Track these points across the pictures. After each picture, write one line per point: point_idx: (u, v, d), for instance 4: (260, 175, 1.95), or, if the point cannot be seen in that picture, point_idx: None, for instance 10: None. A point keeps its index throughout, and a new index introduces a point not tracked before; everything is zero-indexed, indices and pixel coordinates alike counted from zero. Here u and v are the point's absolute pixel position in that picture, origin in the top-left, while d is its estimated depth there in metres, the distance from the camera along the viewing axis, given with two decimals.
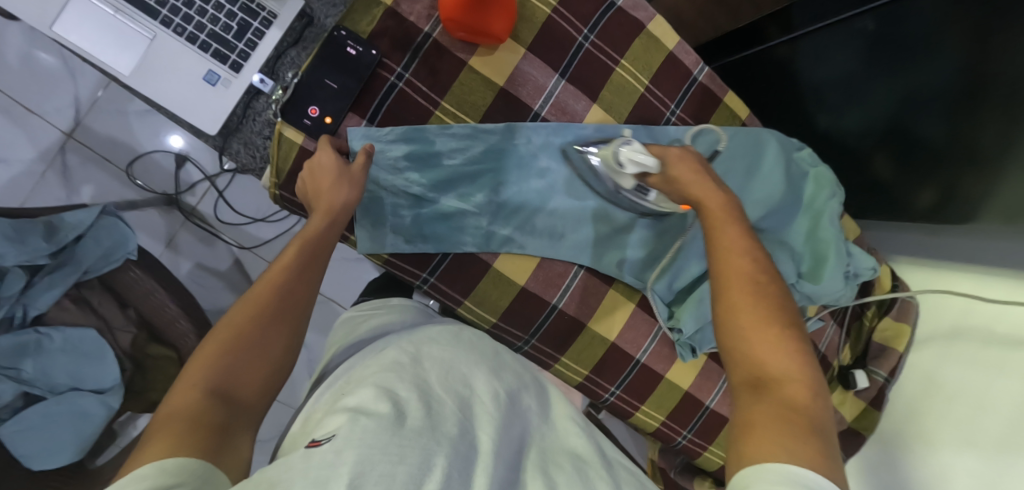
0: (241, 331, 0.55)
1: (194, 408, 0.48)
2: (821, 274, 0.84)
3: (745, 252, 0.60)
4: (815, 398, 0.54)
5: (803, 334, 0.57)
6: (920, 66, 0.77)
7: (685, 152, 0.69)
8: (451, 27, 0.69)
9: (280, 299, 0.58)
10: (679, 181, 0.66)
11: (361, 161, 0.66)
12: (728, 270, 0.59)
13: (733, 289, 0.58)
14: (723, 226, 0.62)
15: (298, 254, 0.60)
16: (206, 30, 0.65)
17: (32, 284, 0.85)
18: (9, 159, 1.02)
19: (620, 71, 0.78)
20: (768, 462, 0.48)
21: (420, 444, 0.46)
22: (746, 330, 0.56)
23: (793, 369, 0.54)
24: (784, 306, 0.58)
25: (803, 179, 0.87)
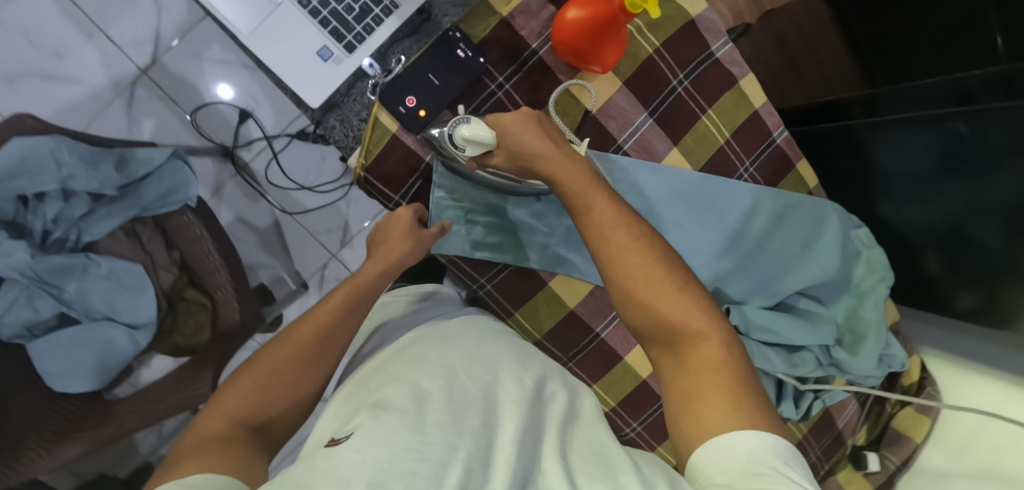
0: (278, 369, 0.58)
1: (221, 437, 0.52)
2: (858, 350, 0.84)
3: (618, 216, 0.59)
4: (725, 345, 0.55)
5: (694, 281, 0.58)
6: (991, 177, 0.80)
7: (523, 113, 0.62)
8: (560, 49, 0.70)
9: (318, 341, 0.61)
10: (530, 152, 0.60)
11: (434, 232, 0.69)
12: (610, 246, 0.58)
13: (625, 260, 0.57)
14: (591, 194, 0.59)
15: (346, 300, 0.63)
16: (330, 8, 0.68)
17: (92, 212, 0.84)
18: (81, 79, 1.03)
19: (705, 120, 0.80)
20: (722, 433, 0.50)
21: (443, 438, 0.48)
22: (647, 303, 0.57)
23: (699, 325, 0.56)
24: (665, 258, 0.58)
25: (856, 258, 0.89)
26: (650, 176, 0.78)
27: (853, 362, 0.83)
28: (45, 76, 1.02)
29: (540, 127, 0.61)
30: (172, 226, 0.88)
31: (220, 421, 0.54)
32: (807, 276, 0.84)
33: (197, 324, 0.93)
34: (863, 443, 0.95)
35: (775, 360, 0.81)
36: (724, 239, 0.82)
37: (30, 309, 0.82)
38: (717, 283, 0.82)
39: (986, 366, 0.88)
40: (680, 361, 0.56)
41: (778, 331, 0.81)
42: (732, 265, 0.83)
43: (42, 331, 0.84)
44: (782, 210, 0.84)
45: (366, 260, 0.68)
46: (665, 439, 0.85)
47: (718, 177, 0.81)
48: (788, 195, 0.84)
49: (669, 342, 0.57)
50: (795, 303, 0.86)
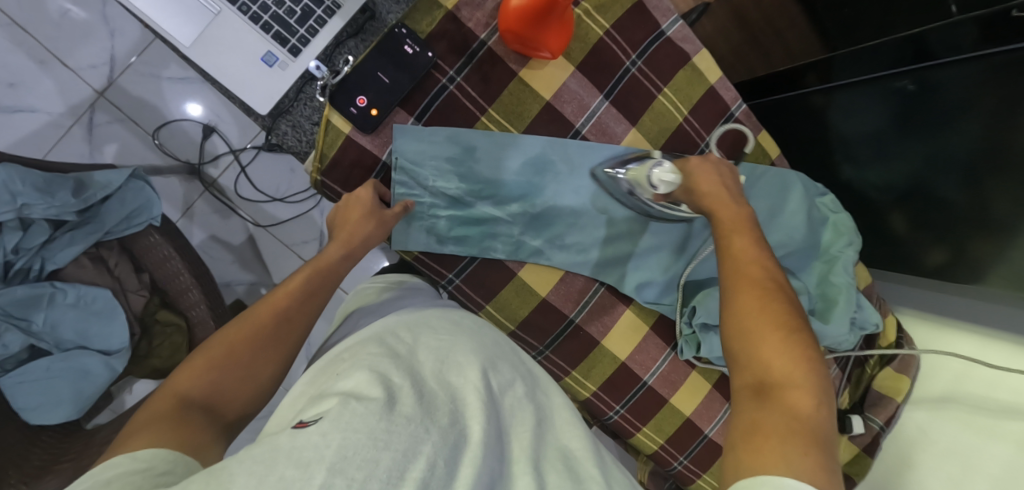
0: (234, 350, 0.59)
1: (173, 412, 0.53)
2: (831, 315, 0.86)
3: (759, 261, 0.64)
4: (816, 405, 0.55)
5: (816, 344, 0.59)
6: (948, 131, 0.81)
7: (707, 160, 0.71)
8: (507, 38, 0.71)
9: (278, 322, 0.62)
10: (697, 190, 0.70)
11: (397, 210, 0.69)
12: (739, 275, 0.63)
13: (745, 292, 0.62)
14: (735, 233, 0.65)
15: (306, 281, 0.65)
16: (270, 12, 0.67)
17: (53, 240, 0.83)
18: (38, 108, 1.00)
19: (662, 99, 0.80)
20: (773, 474, 0.50)
21: (409, 430, 0.48)
22: (753, 337, 0.59)
23: (800, 375, 0.57)
24: (796, 314, 0.60)
25: (823, 224, 0.90)
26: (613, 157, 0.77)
27: (826, 328, 0.85)
28: None
29: (727, 187, 0.69)
30: (139, 249, 0.86)
31: (171, 397, 0.54)
32: (778, 241, 0.87)
33: (173, 346, 0.91)
34: (847, 405, 0.96)
35: None
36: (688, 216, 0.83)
37: None
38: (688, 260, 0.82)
39: (961, 320, 0.87)
40: (762, 397, 0.56)
41: None
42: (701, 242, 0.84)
43: (12, 366, 0.82)
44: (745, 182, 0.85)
45: (327, 242, 0.68)
46: (649, 419, 0.85)
47: (680, 153, 0.81)
48: (751, 168, 0.85)
49: (758, 374, 0.58)
50: None
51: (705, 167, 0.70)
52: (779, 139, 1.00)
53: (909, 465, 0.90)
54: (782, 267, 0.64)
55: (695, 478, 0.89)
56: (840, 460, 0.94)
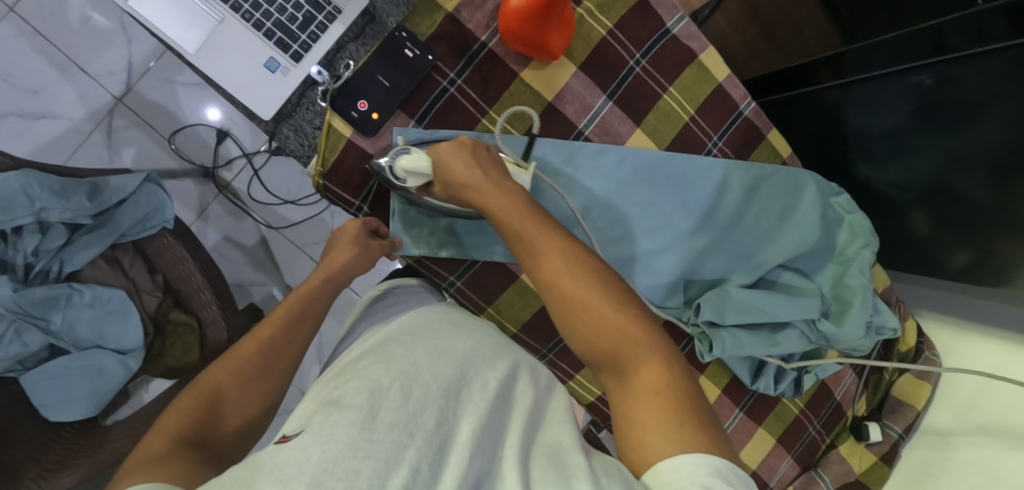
0: (221, 385, 0.61)
1: (166, 448, 0.54)
2: (845, 319, 0.84)
3: (552, 241, 0.59)
4: (668, 370, 0.55)
5: (621, 300, 0.58)
6: (969, 128, 0.78)
7: (472, 142, 0.66)
8: (508, 39, 0.70)
9: (262, 354, 0.65)
10: (455, 178, 0.64)
11: (383, 243, 0.73)
12: (548, 277, 0.58)
13: (566, 285, 0.58)
14: (514, 218, 0.61)
15: (288, 314, 0.69)
16: (273, 19, 0.67)
17: (71, 242, 0.85)
18: (59, 114, 1.03)
19: (667, 98, 0.78)
20: (663, 459, 0.49)
21: (392, 436, 0.47)
22: (597, 329, 0.56)
23: (642, 350, 0.56)
24: (601, 282, 0.58)
25: (838, 224, 0.87)
26: (616, 159, 0.77)
27: (839, 331, 0.83)
28: (22, 113, 1.02)
29: (475, 152, 0.65)
30: (152, 251, 0.88)
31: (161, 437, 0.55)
32: (789, 245, 0.84)
33: (184, 346, 0.93)
34: (864, 412, 0.95)
35: (755, 343, 0.83)
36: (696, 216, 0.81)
37: (19, 342, 0.82)
38: (693, 264, 0.82)
39: (984, 324, 0.86)
40: (624, 387, 0.55)
41: (763, 311, 0.82)
42: (706, 245, 0.82)
43: (33, 364, 0.85)
44: (756, 181, 0.83)
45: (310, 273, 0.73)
46: None
47: (685, 154, 0.80)
48: (760, 167, 0.83)
49: (614, 365, 0.56)
50: (777, 278, 0.86)
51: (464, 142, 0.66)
52: (789, 136, 0.98)
53: (930, 477, 0.86)
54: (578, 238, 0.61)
55: None
56: (856, 469, 0.92)
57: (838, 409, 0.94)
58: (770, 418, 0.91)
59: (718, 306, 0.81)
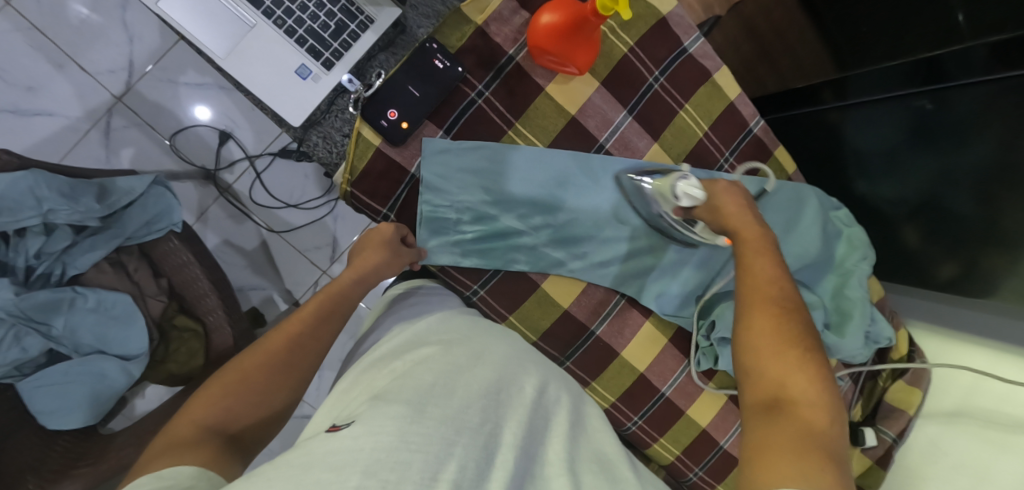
0: (248, 376, 0.60)
1: (192, 436, 0.55)
2: (845, 329, 0.88)
3: (774, 279, 0.64)
4: (831, 423, 0.56)
5: (821, 351, 0.61)
6: (960, 149, 0.83)
7: (733, 186, 0.72)
8: (536, 53, 0.71)
9: (290, 348, 0.63)
10: (722, 211, 0.70)
11: (411, 252, 0.72)
12: (754, 297, 0.64)
13: (761, 313, 0.62)
14: (755, 254, 0.66)
15: (318, 309, 0.66)
16: (305, 26, 0.68)
17: (75, 245, 0.82)
18: (54, 112, 1.00)
19: (683, 114, 0.81)
20: (785, 483, 0.50)
21: (440, 433, 0.49)
22: (769, 356, 0.60)
23: (811, 395, 0.57)
24: (807, 334, 0.61)
25: (837, 238, 0.92)
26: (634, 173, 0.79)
27: (841, 342, 0.87)
28: (15, 109, 0.99)
29: (746, 202, 0.71)
30: (158, 254, 0.86)
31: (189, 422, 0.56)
32: (793, 257, 0.88)
33: (189, 351, 0.90)
34: (859, 418, 0.98)
35: None
36: None
37: (18, 347, 0.80)
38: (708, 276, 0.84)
39: (976, 335, 0.87)
40: (776, 417, 0.56)
41: None
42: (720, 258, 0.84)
43: (31, 370, 0.82)
44: (763, 196, 0.86)
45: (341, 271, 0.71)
46: (666, 430, 0.86)
47: (701, 168, 0.82)
48: (768, 182, 0.86)
49: (771, 398, 0.58)
50: None
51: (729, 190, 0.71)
52: (792, 150, 1.02)
53: (920, 479, 0.91)
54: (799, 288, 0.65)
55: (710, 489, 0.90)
56: (853, 472, 0.95)
57: None
58: None
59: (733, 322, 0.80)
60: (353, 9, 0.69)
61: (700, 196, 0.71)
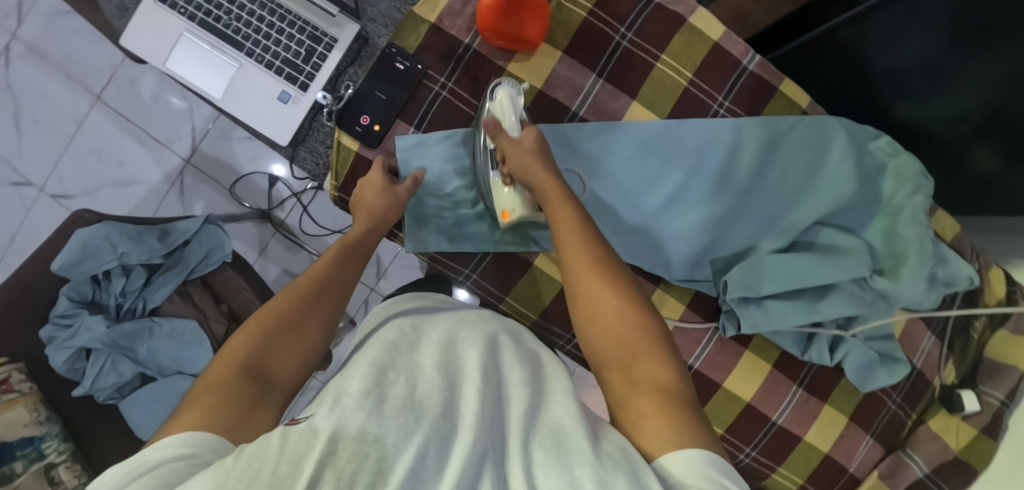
0: (282, 312, 0.60)
1: (228, 379, 0.53)
2: (901, 273, 0.76)
3: (581, 246, 0.61)
4: (669, 369, 0.55)
5: (639, 296, 0.59)
6: (1010, 45, 0.68)
7: (536, 134, 0.69)
8: (490, 37, 0.74)
9: (317, 290, 0.63)
10: (523, 172, 0.66)
11: (407, 184, 0.72)
12: (575, 270, 0.60)
13: (585, 271, 0.59)
14: (558, 209, 0.64)
15: (338, 258, 0.67)
16: (281, 57, 0.74)
17: (151, 281, 0.97)
18: (142, 179, 1.20)
19: (661, 66, 0.78)
20: (665, 455, 0.47)
21: (401, 421, 0.42)
22: (600, 314, 0.57)
23: (648, 350, 0.55)
24: (629, 282, 0.60)
25: (882, 172, 0.80)
26: (618, 135, 0.77)
27: (894, 288, 0.75)
28: (113, 183, 1.20)
29: (542, 149, 0.68)
30: (217, 284, 0.98)
31: (225, 362, 0.54)
32: (826, 199, 0.79)
33: None
34: (954, 382, 0.83)
35: (793, 313, 0.77)
36: (710, 182, 0.79)
37: (115, 372, 0.94)
38: (716, 228, 0.79)
39: None
40: (631, 396, 0.53)
41: (802, 276, 0.76)
42: (727, 209, 0.79)
43: (129, 392, 0.96)
44: (776, 135, 0.78)
45: (353, 220, 0.72)
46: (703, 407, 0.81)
47: (688, 120, 0.78)
48: (776, 120, 0.78)
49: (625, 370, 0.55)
50: (815, 238, 0.80)
51: (528, 133, 0.68)
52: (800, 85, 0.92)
53: None
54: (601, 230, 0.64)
55: (769, 473, 0.83)
56: (953, 445, 0.81)
57: (921, 379, 0.84)
58: (835, 394, 0.82)
59: (748, 279, 0.77)
60: (319, 33, 0.74)
61: (513, 118, 0.69)
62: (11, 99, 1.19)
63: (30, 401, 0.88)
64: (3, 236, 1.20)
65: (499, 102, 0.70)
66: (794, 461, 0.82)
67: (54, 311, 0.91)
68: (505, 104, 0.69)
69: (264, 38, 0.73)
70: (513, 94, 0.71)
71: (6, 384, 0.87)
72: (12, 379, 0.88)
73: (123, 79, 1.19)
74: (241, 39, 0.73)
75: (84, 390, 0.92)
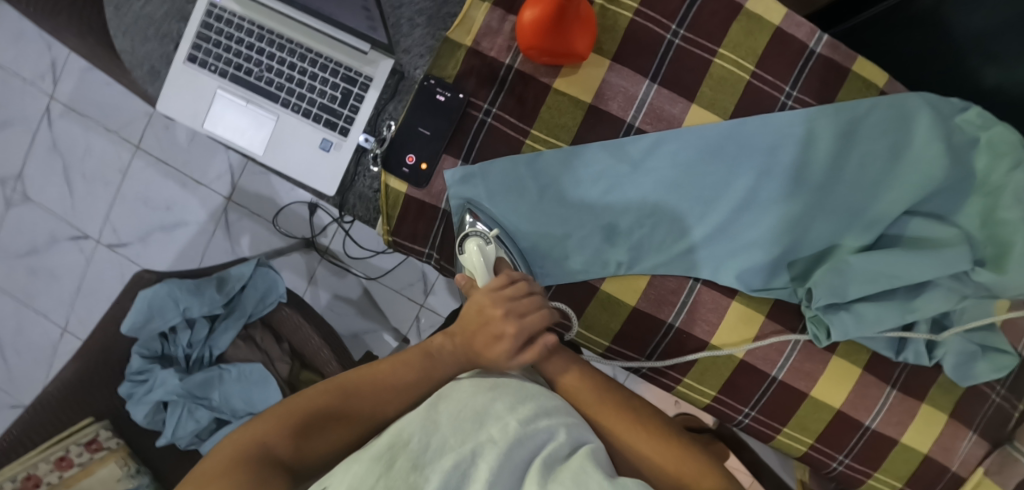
0: (320, 406, 0.52)
1: (237, 466, 0.46)
2: (1008, 263, 0.70)
3: (595, 397, 0.58)
4: (719, 479, 0.54)
5: (662, 420, 0.58)
6: None
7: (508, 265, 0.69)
8: (534, 55, 0.69)
9: (367, 393, 0.53)
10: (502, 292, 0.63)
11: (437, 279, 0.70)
12: (602, 421, 0.57)
13: (615, 427, 0.56)
14: (559, 370, 0.59)
15: (406, 364, 0.56)
16: (317, 104, 0.72)
17: (214, 329, 0.97)
18: (189, 221, 1.20)
19: (719, 61, 0.72)
20: None
21: (408, 482, 0.40)
22: (632, 445, 0.55)
23: (693, 464, 0.55)
24: (646, 410, 0.59)
25: (975, 148, 0.73)
26: (676, 145, 0.72)
27: (1002, 278, 0.70)
28: (162, 227, 1.21)
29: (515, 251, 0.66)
30: (276, 322, 0.98)
31: (239, 446, 0.48)
32: (913, 186, 0.72)
33: None
34: None
35: (888, 315, 0.72)
36: (782, 182, 0.73)
37: (193, 419, 0.93)
38: (792, 230, 0.74)
39: None
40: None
41: (894, 275, 0.71)
42: (805, 208, 0.73)
43: (207, 436, 0.95)
44: (853, 122, 0.72)
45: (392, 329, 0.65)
46: (790, 418, 0.77)
47: (755, 117, 0.72)
48: (851, 106, 0.72)
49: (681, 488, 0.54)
50: (903, 229, 0.74)
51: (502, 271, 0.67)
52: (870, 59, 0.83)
53: None
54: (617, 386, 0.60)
55: (865, 479, 0.79)
56: None
57: None
58: (933, 391, 0.77)
59: (834, 283, 0.72)
60: (353, 74, 0.71)
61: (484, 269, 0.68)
62: (60, 158, 1.21)
63: (119, 457, 0.90)
64: (69, 290, 1.23)
65: (470, 255, 0.69)
66: (891, 465, 0.78)
67: (128, 370, 0.92)
68: (476, 259, 0.68)
69: (297, 86, 0.72)
70: (484, 247, 0.69)
71: (95, 443, 0.89)
72: (100, 437, 0.90)
73: (158, 124, 1.19)
74: (276, 91, 0.72)
75: (165, 440, 0.92)
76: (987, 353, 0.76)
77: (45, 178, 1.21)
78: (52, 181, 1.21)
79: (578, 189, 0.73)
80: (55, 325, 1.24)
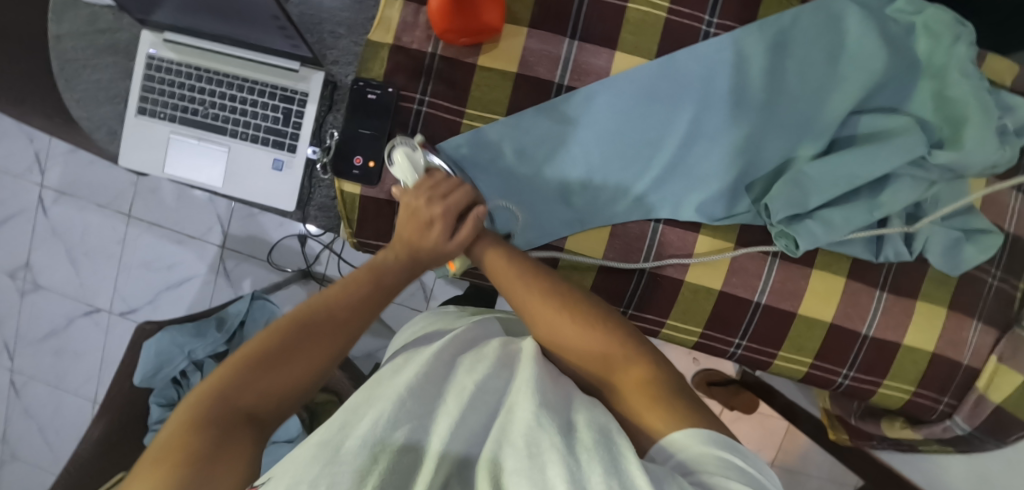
0: (282, 343, 0.53)
1: (199, 416, 0.47)
2: (963, 138, 0.69)
3: (528, 294, 0.59)
4: (655, 367, 0.53)
5: (607, 314, 0.57)
6: None
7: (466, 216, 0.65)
8: (451, 37, 0.71)
9: (326, 323, 0.55)
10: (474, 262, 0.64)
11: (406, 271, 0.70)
12: (533, 312, 0.57)
13: (550, 320, 0.56)
14: (504, 279, 0.61)
15: (357, 290, 0.59)
16: (263, 127, 0.75)
17: None
18: (190, 276, 1.26)
19: (633, 6, 0.73)
20: (678, 439, 0.46)
21: (354, 465, 0.41)
22: (562, 334, 0.56)
23: (623, 352, 0.54)
24: (591, 306, 0.58)
25: (911, 34, 0.72)
26: (608, 93, 0.73)
27: (962, 155, 0.68)
28: (166, 286, 1.26)
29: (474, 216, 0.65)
30: None
31: (198, 396, 0.48)
32: (854, 84, 0.71)
33: None
34: None
35: (856, 216, 0.71)
36: (725, 107, 0.73)
37: None
38: (745, 153, 0.73)
39: None
40: (617, 395, 0.52)
41: (853, 175, 0.70)
42: (754, 128, 0.73)
43: None
44: (779, 35, 0.72)
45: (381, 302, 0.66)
46: (783, 342, 0.76)
47: (680, 51, 0.72)
48: (774, 19, 0.72)
49: (608, 373, 0.53)
50: (855, 129, 0.73)
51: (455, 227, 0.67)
52: None
53: None
54: (567, 283, 0.60)
55: (876, 388, 0.77)
56: None
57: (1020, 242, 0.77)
58: (926, 286, 0.75)
59: (795, 196, 0.71)
60: (289, 93, 0.74)
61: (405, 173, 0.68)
62: (61, 241, 1.28)
63: None
64: (93, 364, 1.29)
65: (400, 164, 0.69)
66: (899, 369, 0.76)
67: (150, 420, 0.96)
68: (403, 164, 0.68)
69: (241, 115, 0.75)
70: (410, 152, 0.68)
71: None
72: None
73: (144, 190, 1.25)
74: (223, 124, 0.76)
75: None
76: (971, 237, 0.74)
77: (52, 262, 1.29)
78: (59, 264, 1.28)
79: (524, 155, 0.74)
80: (85, 399, 1.30)
